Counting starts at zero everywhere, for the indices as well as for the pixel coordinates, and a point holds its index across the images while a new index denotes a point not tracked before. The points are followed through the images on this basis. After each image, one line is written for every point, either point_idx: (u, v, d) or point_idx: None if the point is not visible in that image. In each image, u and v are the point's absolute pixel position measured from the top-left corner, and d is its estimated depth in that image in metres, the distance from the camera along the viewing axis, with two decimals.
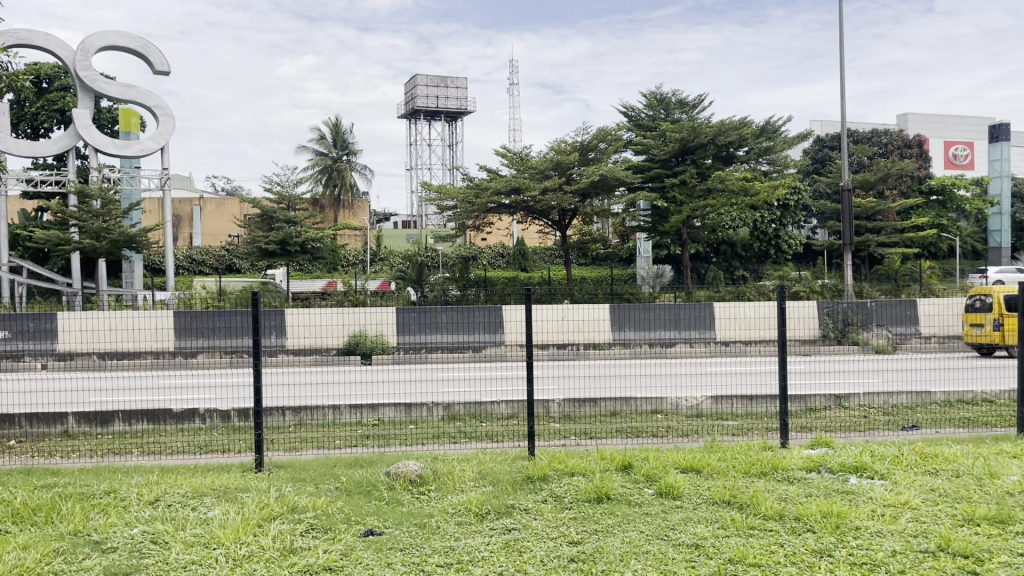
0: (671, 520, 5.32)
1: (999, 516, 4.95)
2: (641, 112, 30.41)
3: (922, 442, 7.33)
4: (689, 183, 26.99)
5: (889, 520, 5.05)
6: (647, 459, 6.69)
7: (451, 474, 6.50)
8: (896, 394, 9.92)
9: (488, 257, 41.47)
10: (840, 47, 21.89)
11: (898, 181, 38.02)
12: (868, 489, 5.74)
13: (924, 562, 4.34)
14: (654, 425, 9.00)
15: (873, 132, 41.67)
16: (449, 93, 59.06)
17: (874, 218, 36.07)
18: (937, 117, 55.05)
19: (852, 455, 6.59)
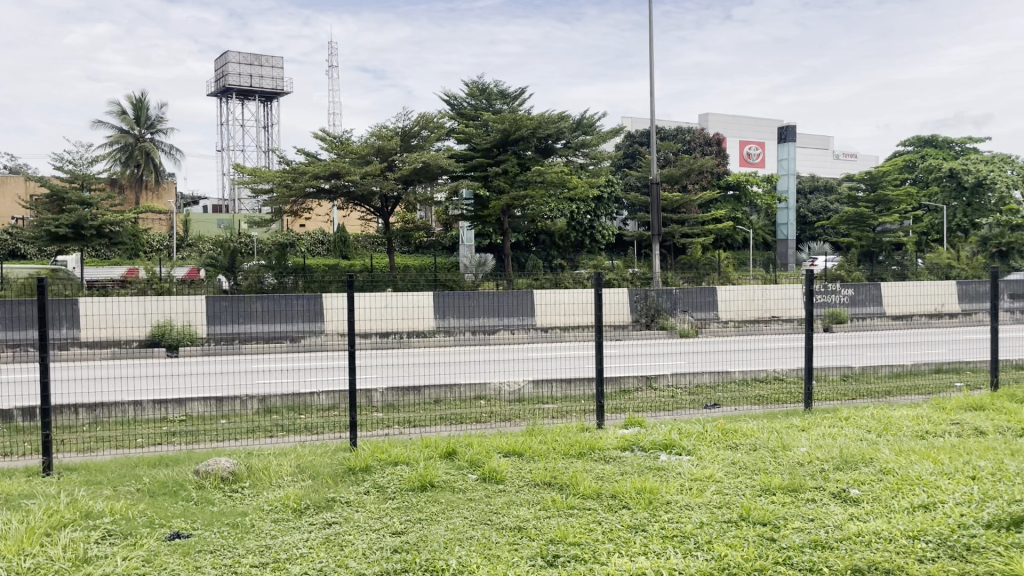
0: (495, 504, 5.35)
1: (792, 485, 5.36)
2: (462, 101, 30.52)
3: (721, 419, 7.86)
4: (509, 173, 27.39)
5: (697, 493, 5.36)
6: (471, 446, 6.70)
7: (267, 470, 6.19)
8: (699, 374, 10.55)
9: (306, 244, 40.18)
10: (651, 47, 23.01)
11: (700, 177, 40.70)
12: (678, 465, 6.07)
13: (728, 532, 4.59)
14: (477, 411, 9.05)
15: (677, 130, 44.31)
16: (263, 72, 56.61)
17: (680, 211, 38.38)
18: (734, 118, 59.54)
19: (662, 433, 6.94)
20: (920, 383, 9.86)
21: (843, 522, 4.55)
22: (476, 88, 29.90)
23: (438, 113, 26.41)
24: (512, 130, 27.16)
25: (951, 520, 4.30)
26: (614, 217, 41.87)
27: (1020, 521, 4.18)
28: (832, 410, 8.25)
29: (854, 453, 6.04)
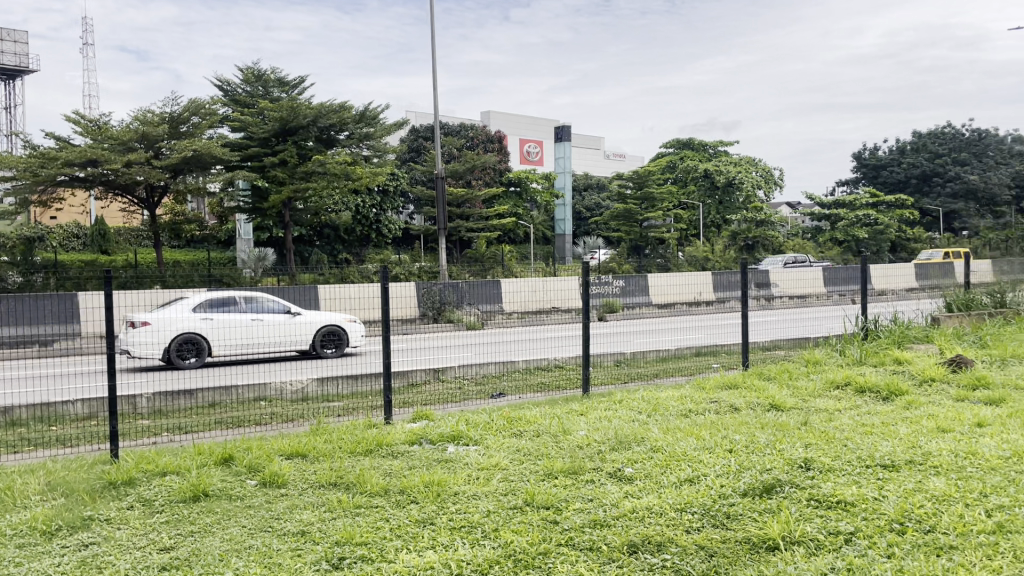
0: (276, 510, 5.08)
1: (572, 468, 5.57)
2: (237, 87, 29.00)
3: (506, 408, 8.04)
4: (289, 164, 26.41)
5: (483, 482, 5.42)
6: (250, 450, 6.34)
7: (10, 491, 5.48)
8: (485, 365, 10.71)
9: (58, 239, 36.26)
10: (433, 43, 23.18)
11: (484, 173, 41.58)
12: (464, 456, 6.11)
13: (514, 518, 4.66)
14: (257, 413, 8.59)
15: (461, 126, 44.97)
16: (3, 46, 50.40)
17: (464, 205, 38.97)
18: (514, 117, 61.55)
19: (450, 425, 6.96)
20: (684, 365, 10.69)
21: (619, 500, 4.78)
22: (251, 74, 28.56)
23: (211, 98, 24.94)
24: (291, 119, 26.20)
25: (712, 492, 4.61)
26: (400, 211, 41.71)
27: (769, 488, 4.58)
28: (608, 393, 8.72)
29: (627, 434, 6.41)
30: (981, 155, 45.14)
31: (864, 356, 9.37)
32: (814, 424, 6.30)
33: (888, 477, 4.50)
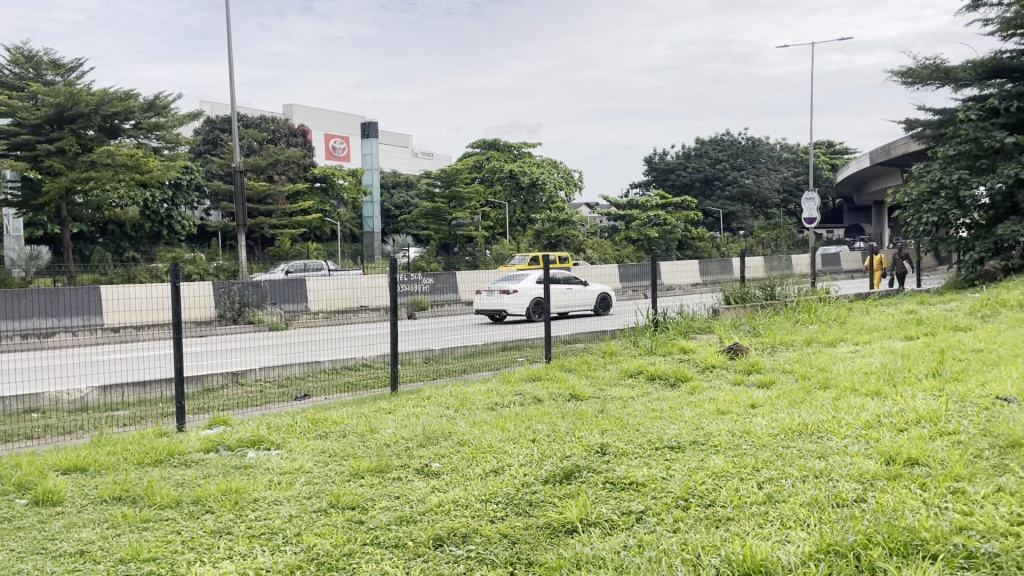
0: (51, 530, 4.62)
1: (378, 467, 5.51)
2: (3, 68, 26.12)
3: (311, 409, 7.80)
4: (67, 153, 24.16)
5: (286, 487, 5.23)
6: (19, 467, 5.72)
7: None
8: (290, 366, 10.33)
9: None
10: (230, 31, 22.11)
11: (288, 168, 40.16)
12: (265, 461, 5.86)
13: (316, 521, 4.53)
14: (28, 426, 7.76)
15: (261, 118, 43.18)
16: None
17: (266, 201, 37.47)
18: (318, 111, 60.03)
19: (250, 430, 6.66)
20: (491, 359, 10.92)
21: (425, 496, 4.77)
22: (20, 54, 25.83)
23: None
24: (68, 106, 24.01)
25: (515, 482, 4.74)
26: (196, 207, 39.37)
27: (569, 474, 4.77)
28: (416, 390, 8.72)
29: (434, 429, 6.42)
30: (754, 161, 49.61)
31: (655, 346, 10.01)
32: (610, 411, 6.64)
33: (675, 458, 4.82)
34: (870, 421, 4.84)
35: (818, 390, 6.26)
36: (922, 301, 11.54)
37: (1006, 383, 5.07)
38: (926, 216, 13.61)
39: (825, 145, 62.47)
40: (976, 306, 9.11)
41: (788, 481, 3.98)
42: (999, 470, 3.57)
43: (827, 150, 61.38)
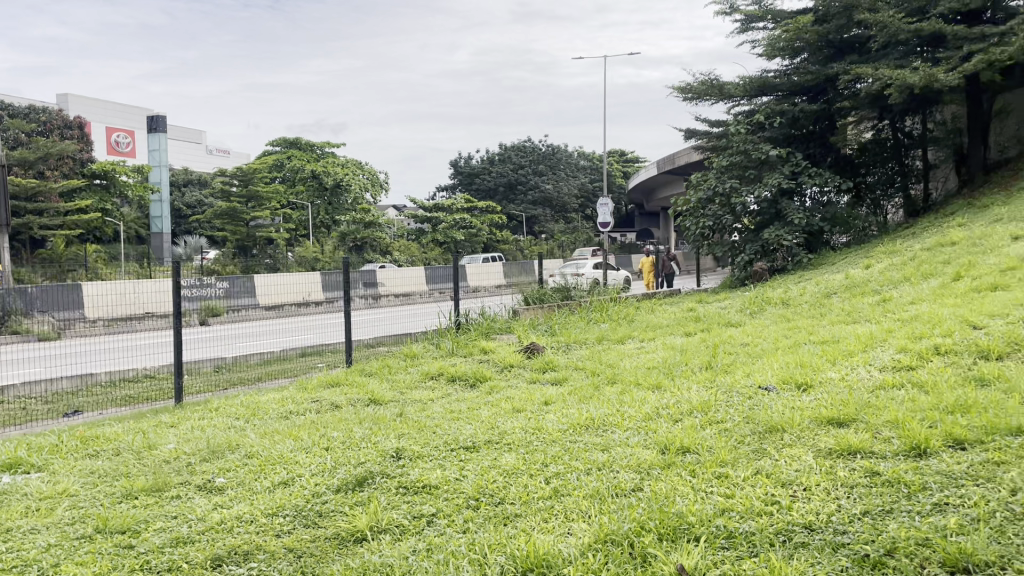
0: None
1: (155, 485, 5.10)
2: None
3: (81, 427, 7.10)
4: None
5: (46, 513, 4.72)
6: None
7: None
8: (57, 381, 9.36)
9: None
10: None
11: (61, 163, 35.82)
12: (21, 486, 5.26)
13: (80, 549, 4.11)
14: None
15: (30, 108, 39.13)
16: None
17: (35, 198, 33.95)
18: (98, 103, 55.40)
19: (4, 453, 5.97)
20: (288, 365, 10.44)
21: (206, 514, 4.46)
22: None
23: None
24: None
25: (305, 492, 4.56)
26: None
27: (361, 481, 4.66)
28: (204, 402, 8.20)
29: (220, 442, 6.07)
30: (554, 167, 51.70)
31: (456, 348, 10.06)
32: (408, 414, 6.59)
33: (469, 458, 4.85)
34: (650, 413, 5.10)
35: (606, 385, 6.56)
36: (701, 300, 12.45)
37: (767, 372, 5.54)
38: (704, 221, 14.78)
39: (618, 154, 66.13)
40: (746, 304, 9.96)
41: (573, 474, 4.10)
42: (758, 452, 3.85)
43: (620, 159, 64.97)
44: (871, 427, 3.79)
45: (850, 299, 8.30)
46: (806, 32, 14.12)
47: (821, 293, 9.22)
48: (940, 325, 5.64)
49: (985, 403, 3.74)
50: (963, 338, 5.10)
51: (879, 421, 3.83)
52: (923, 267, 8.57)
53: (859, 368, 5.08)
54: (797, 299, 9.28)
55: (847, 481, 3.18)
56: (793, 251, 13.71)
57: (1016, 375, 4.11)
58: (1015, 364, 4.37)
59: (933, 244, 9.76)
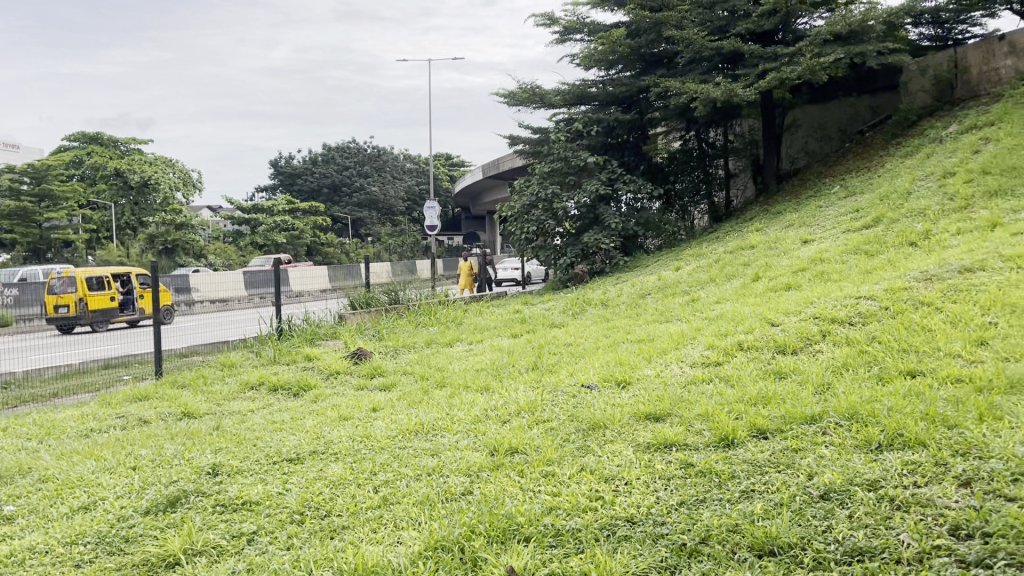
0: None
1: None
2: None
3: None
4: None
5: None
6: None
7: None
8: None
9: None
10: None
11: None
12: None
13: None
14: None
15: None
16: None
17: None
18: None
19: None
20: (87, 378, 9.53)
21: None
22: None
23: None
24: None
25: (110, 517, 4.19)
26: None
27: (174, 500, 4.35)
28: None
29: (9, 467, 5.46)
30: (380, 169, 51.48)
31: (278, 355, 9.65)
32: (226, 427, 6.24)
33: (293, 471, 4.65)
34: (478, 415, 5.12)
35: (435, 389, 6.52)
36: (527, 302, 12.71)
37: (589, 371, 5.72)
38: (528, 226, 15.03)
39: (443, 157, 66.38)
40: (569, 305, 10.27)
41: (402, 481, 4.04)
42: (582, 450, 3.96)
43: (444, 162, 65.20)
44: (685, 421, 4.01)
45: (663, 299, 8.78)
46: (620, 45, 14.81)
47: (637, 293, 9.68)
48: (743, 323, 6.06)
49: (783, 394, 4.05)
50: (762, 334, 5.52)
51: (692, 414, 4.06)
52: (727, 269, 9.21)
53: (673, 365, 5.36)
54: (616, 300, 9.69)
55: (664, 473, 3.34)
56: (611, 254, 14.31)
57: (807, 367, 4.49)
58: (807, 357, 4.78)
59: (734, 247, 10.52)
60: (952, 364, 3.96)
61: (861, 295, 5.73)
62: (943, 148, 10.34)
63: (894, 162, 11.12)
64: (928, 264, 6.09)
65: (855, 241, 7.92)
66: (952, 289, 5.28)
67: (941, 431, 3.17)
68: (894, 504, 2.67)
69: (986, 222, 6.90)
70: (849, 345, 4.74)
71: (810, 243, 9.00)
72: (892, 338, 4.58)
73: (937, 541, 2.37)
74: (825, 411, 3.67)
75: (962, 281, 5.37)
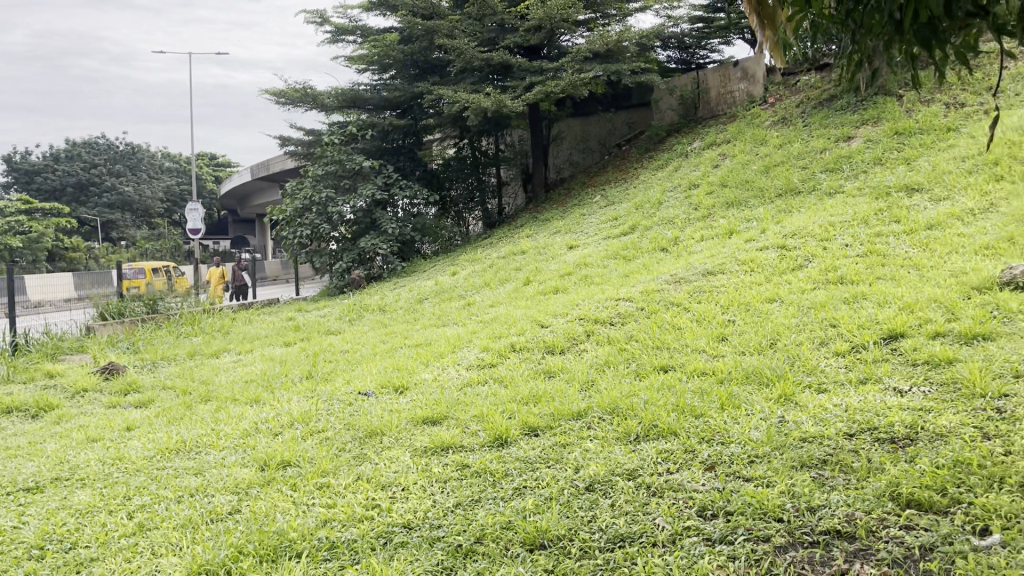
0: None
1: None
2: None
3: None
4: None
5: None
6: None
7: None
8: None
9: None
10: None
11: None
12: None
13: None
14: None
15: None
16: None
17: None
18: None
19: None
20: None
21: None
22: None
23: None
24: None
25: None
26: None
27: None
28: None
29: None
30: (134, 168, 47.42)
31: (12, 373, 8.57)
32: None
33: (30, 502, 4.13)
34: (248, 429, 4.86)
35: (199, 403, 6.11)
36: (300, 309, 12.28)
37: (366, 378, 5.63)
38: (301, 230, 14.34)
39: (207, 156, 62.69)
40: (345, 311, 10.08)
41: (162, 505, 3.72)
42: (359, 458, 3.88)
43: (208, 162, 61.58)
44: (461, 423, 4.06)
45: (440, 303, 8.86)
46: (393, 51, 14.76)
47: (413, 298, 9.71)
48: (515, 325, 6.27)
49: (552, 392, 4.24)
50: (533, 335, 5.74)
51: (467, 416, 4.12)
52: (500, 274, 9.48)
53: (450, 368, 5.43)
54: (393, 306, 9.64)
55: (441, 476, 3.36)
56: (387, 259, 14.25)
57: (574, 365, 4.74)
58: (574, 355, 5.05)
59: (507, 252, 10.87)
60: (698, 359, 4.36)
61: (619, 297, 6.13)
62: (689, 162, 11.37)
63: (647, 173, 12.07)
64: (677, 268, 6.67)
65: (615, 247, 8.48)
66: (698, 290, 5.80)
67: (690, 420, 3.47)
68: (650, 490, 2.88)
69: (724, 230, 7.68)
70: (611, 343, 5.06)
71: (575, 248, 9.52)
72: (648, 336, 4.95)
73: (687, 523, 2.58)
74: (589, 406, 3.89)
75: (705, 283, 5.93)
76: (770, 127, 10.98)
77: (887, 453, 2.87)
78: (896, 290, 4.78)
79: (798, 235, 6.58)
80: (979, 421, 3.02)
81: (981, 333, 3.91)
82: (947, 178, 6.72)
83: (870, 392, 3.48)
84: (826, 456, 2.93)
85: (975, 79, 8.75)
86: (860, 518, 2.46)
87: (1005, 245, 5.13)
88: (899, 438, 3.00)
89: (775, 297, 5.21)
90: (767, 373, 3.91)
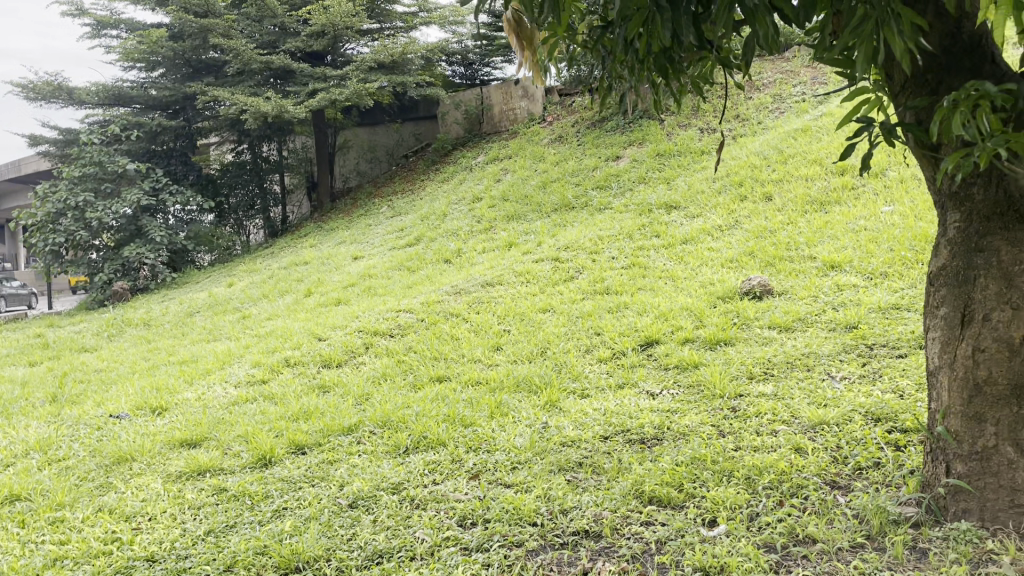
0: None
1: None
2: None
3: None
4: None
5: None
6: None
7: None
8: None
9: None
10: None
11: None
12: None
13: None
14: None
15: None
16: None
17: None
18: None
19: None
20: None
21: None
22: None
23: None
24: None
25: None
26: None
27: None
28: None
29: None
30: None
31: None
32: None
33: None
34: None
35: None
36: (52, 325, 11.07)
37: (120, 400, 5.16)
38: (55, 238, 12.94)
39: None
40: (104, 326, 9.22)
41: None
42: (102, 488, 3.54)
43: None
44: (223, 444, 3.83)
45: (212, 317, 8.35)
46: (161, 47, 13.76)
47: (183, 312, 9.09)
48: (291, 339, 6.03)
49: (323, 407, 4.12)
50: (309, 349, 5.56)
51: (230, 437, 3.90)
52: (279, 285, 9.12)
53: (216, 386, 5.12)
54: (159, 320, 8.96)
55: (195, 502, 3.14)
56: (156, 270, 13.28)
57: (349, 379, 4.63)
58: (350, 369, 4.93)
59: (287, 262, 10.48)
60: (473, 368, 4.42)
61: (399, 309, 6.09)
62: (473, 176, 11.59)
63: (433, 186, 12.16)
64: (457, 280, 6.75)
65: (399, 258, 8.44)
66: (476, 301, 5.91)
67: (459, 430, 3.50)
68: (414, 503, 2.87)
69: (504, 242, 7.89)
70: (389, 355, 5.02)
71: (359, 259, 9.37)
72: (425, 347, 4.96)
73: (446, 534, 2.59)
74: (361, 421, 3.81)
75: (484, 294, 6.05)
76: (548, 145, 11.46)
77: (635, 453, 3.06)
78: (653, 300, 5.13)
79: (570, 248, 6.90)
80: (716, 419, 3.30)
81: (722, 339, 4.29)
82: (701, 197, 7.33)
83: (626, 396, 3.70)
84: (581, 459, 3.06)
85: (724, 107, 9.64)
86: (607, 516, 2.59)
87: (746, 259, 5.67)
88: (648, 438, 3.21)
89: (548, 308, 5.42)
90: (536, 381, 4.04)
